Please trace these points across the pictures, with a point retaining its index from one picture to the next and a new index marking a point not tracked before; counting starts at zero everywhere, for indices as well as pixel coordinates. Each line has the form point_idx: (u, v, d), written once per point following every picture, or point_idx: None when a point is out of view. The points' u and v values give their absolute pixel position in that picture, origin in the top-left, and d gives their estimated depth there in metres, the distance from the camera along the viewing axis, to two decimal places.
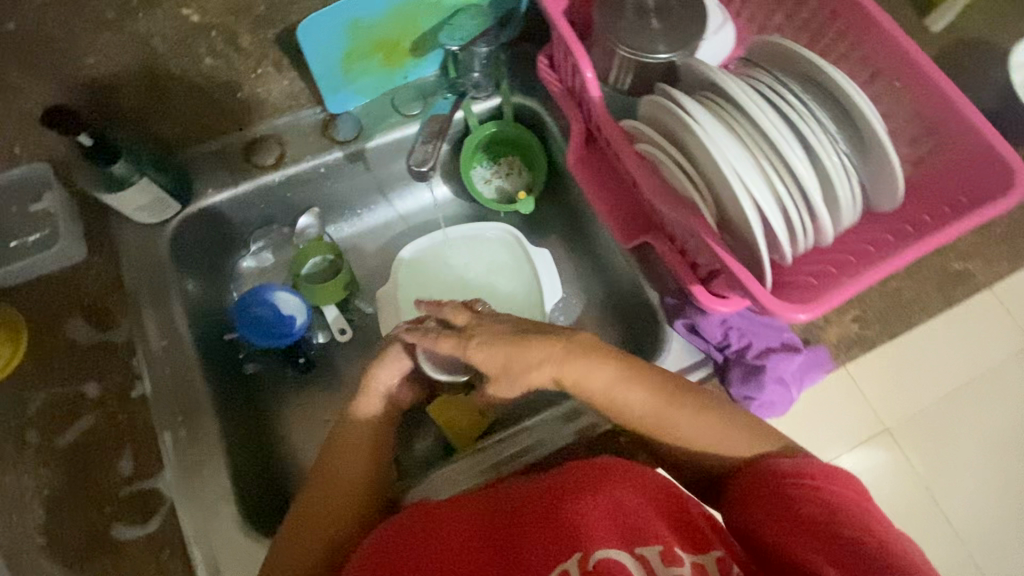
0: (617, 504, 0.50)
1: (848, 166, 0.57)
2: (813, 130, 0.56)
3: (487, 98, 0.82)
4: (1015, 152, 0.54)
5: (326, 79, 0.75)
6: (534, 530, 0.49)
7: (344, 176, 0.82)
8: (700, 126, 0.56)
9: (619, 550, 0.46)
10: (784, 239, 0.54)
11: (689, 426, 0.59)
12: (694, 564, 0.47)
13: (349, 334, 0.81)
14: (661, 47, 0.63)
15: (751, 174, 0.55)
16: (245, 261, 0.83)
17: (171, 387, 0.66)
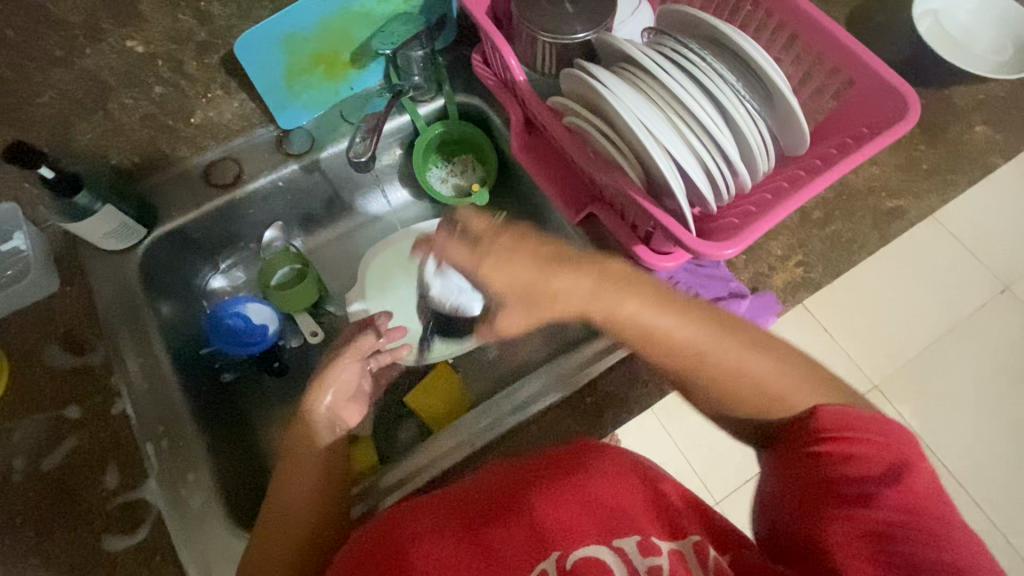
0: (595, 494, 0.50)
1: (755, 114, 0.62)
2: (719, 85, 0.61)
3: (431, 100, 0.87)
4: (902, 79, 0.60)
5: (274, 96, 0.79)
6: (511, 526, 0.48)
7: (303, 188, 0.86)
8: (614, 95, 0.60)
9: (597, 546, 0.46)
10: (702, 187, 0.59)
11: (736, 366, 0.54)
12: (672, 551, 0.47)
13: (321, 336, 0.84)
14: (578, 27, 0.68)
15: (664, 133, 0.60)
16: (217, 281, 0.86)
17: (151, 401, 0.69)
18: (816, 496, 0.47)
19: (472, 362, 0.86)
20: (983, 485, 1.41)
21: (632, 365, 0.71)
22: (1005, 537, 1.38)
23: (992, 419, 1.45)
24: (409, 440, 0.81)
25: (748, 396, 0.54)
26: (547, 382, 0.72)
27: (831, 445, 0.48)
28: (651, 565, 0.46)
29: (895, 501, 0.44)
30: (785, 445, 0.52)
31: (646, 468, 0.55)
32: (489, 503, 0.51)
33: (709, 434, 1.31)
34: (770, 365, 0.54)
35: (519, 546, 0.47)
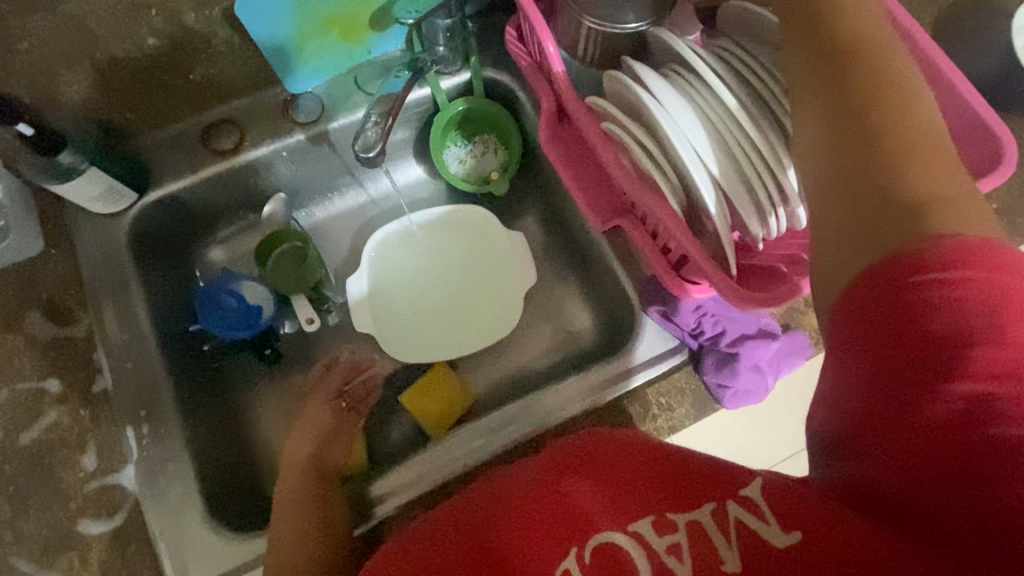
0: (598, 477, 0.45)
1: None
2: (782, 105, 0.54)
3: (455, 74, 0.79)
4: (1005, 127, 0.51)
5: (279, 58, 0.72)
6: (514, 520, 0.44)
7: (307, 159, 0.79)
8: (660, 104, 0.54)
9: (612, 532, 0.42)
10: (747, 222, 0.52)
11: (877, 109, 0.38)
12: (690, 525, 0.41)
13: (317, 324, 0.77)
14: (631, 16, 0.60)
15: (711, 155, 0.53)
16: (216, 251, 0.82)
17: (135, 380, 0.66)
18: (889, 388, 0.35)
19: (474, 363, 0.82)
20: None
21: (643, 397, 0.66)
22: None
23: None
24: (400, 439, 0.78)
25: (865, 147, 0.38)
26: (555, 394, 0.68)
27: (924, 302, 0.34)
28: (671, 544, 0.41)
29: (999, 377, 0.32)
30: (855, 313, 0.36)
31: (647, 440, 0.48)
32: (487, 494, 0.47)
33: None
34: (916, 142, 0.37)
35: (526, 533, 0.43)
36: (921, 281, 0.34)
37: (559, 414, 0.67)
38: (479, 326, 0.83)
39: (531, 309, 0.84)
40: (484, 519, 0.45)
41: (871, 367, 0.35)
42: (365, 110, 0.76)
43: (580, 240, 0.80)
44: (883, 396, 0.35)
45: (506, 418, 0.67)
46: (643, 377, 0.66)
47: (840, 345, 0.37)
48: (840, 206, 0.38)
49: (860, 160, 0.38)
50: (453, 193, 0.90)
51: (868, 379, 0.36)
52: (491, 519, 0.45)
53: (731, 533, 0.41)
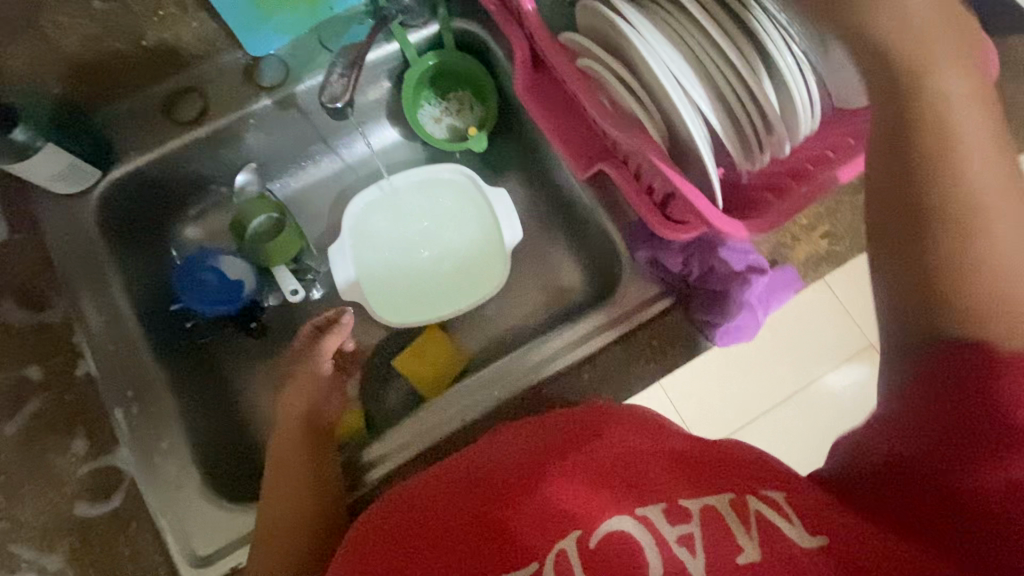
0: (607, 463, 0.43)
1: (803, 65, 0.51)
2: (764, 23, 0.51)
3: (424, 26, 0.76)
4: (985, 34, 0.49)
5: (239, 17, 0.70)
6: (514, 498, 0.42)
7: (277, 126, 0.76)
8: (634, 29, 0.52)
9: (620, 518, 0.40)
10: (736, 152, 0.52)
11: (968, 230, 0.35)
12: (704, 510, 0.40)
13: (302, 296, 0.77)
14: None
15: (691, 79, 0.51)
16: (190, 230, 0.79)
17: (118, 361, 0.64)
18: (950, 457, 0.36)
19: (465, 324, 0.82)
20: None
21: (635, 341, 0.66)
22: None
23: None
24: (396, 404, 0.77)
25: (934, 244, 0.36)
26: (545, 344, 0.68)
27: (1009, 391, 0.34)
28: (682, 534, 0.39)
29: None
30: (926, 370, 0.37)
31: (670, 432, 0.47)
32: (487, 469, 0.46)
33: (702, 388, 1.29)
34: (996, 279, 0.35)
35: (525, 521, 0.41)
36: (992, 373, 0.34)
37: (550, 364, 0.67)
38: (468, 287, 0.81)
39: (518, 266, 0.83)
40: (487, 496, 0.43)
41: (930, 427, 0.37)
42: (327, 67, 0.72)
43: (566, 192, 0.78)
44: (954, 464, 0.36)
45: (496, 372, 0.67)
46: (635, 321, 0.66)
47: (915, 389, 0.37)
48: (891, 283, 0.38)
49: (931, 269, 0.36)
50: (431, 154, 0.88)
51: (931, 441, 0.37)
52: (493, 499, 0.43)
53: (750, 521, 0.39)
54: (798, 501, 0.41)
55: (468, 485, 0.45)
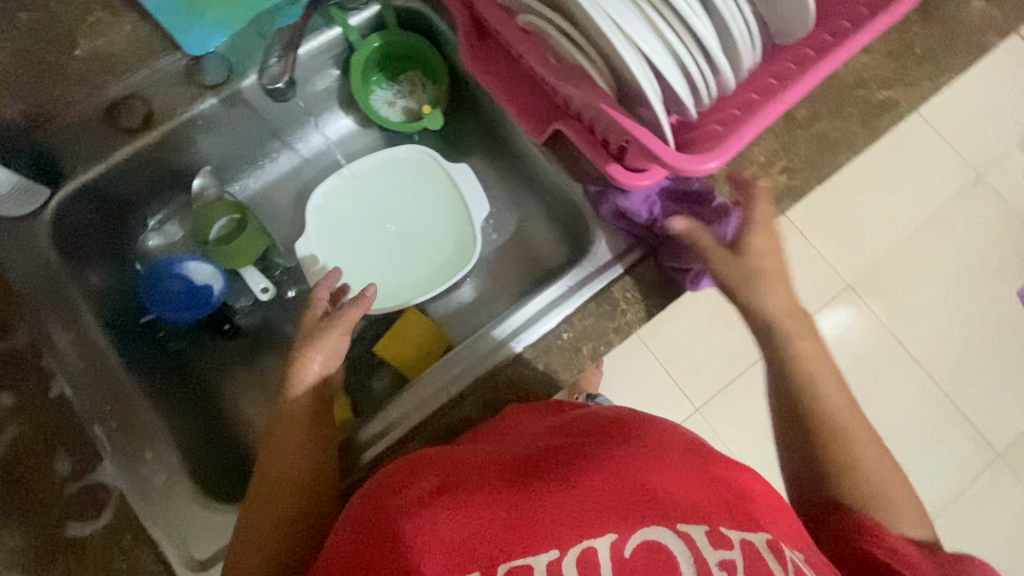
0: (655, 475, 0.42)
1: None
2: None
3: (364, 8, 0.76)
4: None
5: (176, 17, 0.69)
6: (548, 488, 0.41)
7: (228, 125, 0.75)
8: None
9: (659, 528, 0.39)
10: (686, 98, 0.51)
11: (834, 436, 0.54)
12: (745, 544, 0.39)
13: (272, 293, 0.76)
14: None
15: (633, 23, 0.49)
16: (152, 239, 0.78)
17: (92, 378, 0.64)
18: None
19: (443, 303, 0.82)
20: (928, 359, 1.67)
21: (610, 295, 0.67)
22: (960, 413, 1.65)
23: (954, 311, 1.70)
24: (384, 389, 0.77)
25: (814, 438, 0.55)
26: (522, 310, 0.68)
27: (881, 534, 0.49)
28: (724, 559, 0.38)
29: None
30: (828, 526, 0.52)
31: (712, 453, 0.47)
32: (518, 460, 0.45)
33: (687, 346, 1.32)
34: (854, 466, 0.53)
35: (560, 509, 0.39)
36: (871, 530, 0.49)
37: (529, 330, 0.66)
38: (442, 265, 0.81)
39: (490, 240, 0.84)
40: (517, 482, 0.42)
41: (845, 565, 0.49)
42: (264, 53, 0.69)
43: (527, 159, 0.79)
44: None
45: (475, 343, 0.67)
46: (607, 278, 0.67)
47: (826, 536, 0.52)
48: (801, 473, 0.56)
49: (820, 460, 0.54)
50: (391, 139, 0.88)
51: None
52: (525, 484, 0.42)
53: (789, 565, 0.39)
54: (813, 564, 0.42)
55: (497, 471, 0.44)
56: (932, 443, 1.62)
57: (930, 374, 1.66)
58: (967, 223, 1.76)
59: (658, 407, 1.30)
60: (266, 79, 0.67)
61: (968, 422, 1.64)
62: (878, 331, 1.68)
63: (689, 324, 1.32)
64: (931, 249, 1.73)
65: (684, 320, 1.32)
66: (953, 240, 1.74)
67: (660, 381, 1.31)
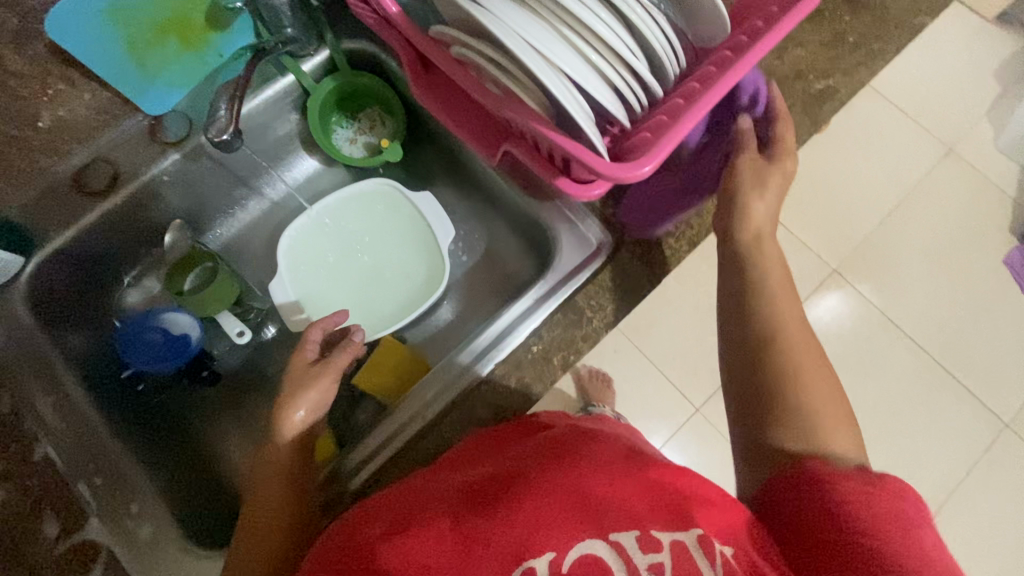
0: (589, 489, 0.46)
1: (652, 11, 0.53)
2: None
3: (315, 55, 0.79)
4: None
5: (128, 80, 0.71)
6: (490, 517, 0.44)
7: (194, 178, 0.78)
8: (486, 11, 0.49)
9: (594, 542, 0.42)
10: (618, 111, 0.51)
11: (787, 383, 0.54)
12: (674, 544, 0.43)
13: (249, 337, 0.77)
14: None
15: (551, 45, 0.49)
16: (131, 295, 0.80)
17: (74, 439, 0.64)
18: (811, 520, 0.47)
19: (419, 329, 0.84)
20: (924, 336, 1.67)
21: (575, 304, 0.68)
22: (966, 389, 1.64)
23: (943, 284, 1.71)
24: (369, 417, 0.78)
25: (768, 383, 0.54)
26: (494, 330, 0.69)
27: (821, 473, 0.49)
28: (653, 562, 0.42)
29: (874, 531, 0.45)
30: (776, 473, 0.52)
31: (643, 461, 0.51)
32: (466, 491, 0.48)
33: (679, 347, 1.32)
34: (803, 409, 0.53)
35: (502, 535, 0.43)
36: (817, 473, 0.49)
37: (498, 351, 0.68)
38: (412, 291, 0.83)
39: (460, 261, 0.86)
40: (464, 513, 0.45)
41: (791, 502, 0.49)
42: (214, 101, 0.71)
43: (489, 182, 0.81)
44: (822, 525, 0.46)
45: (444, 368, 0.68)
46: (570, 288, 0.68)
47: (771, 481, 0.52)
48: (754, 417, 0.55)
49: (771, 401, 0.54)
50: (357, 175, 0.90)
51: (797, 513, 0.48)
52: (470, 516, 0.44)
53: (711, 560, 0.42)
54: (740, 557, 0.44)
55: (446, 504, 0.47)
56: (937, 419, 1.61)
57: (926, 350, 1.66)
58: (945, 197, 1.78)
59: (656, 411, 1.30)
60: (212, 131, 0.67)
61: (971, 394, 1.63)
62: (869, 313, 1.68)
63: (679, 325, 1.32)
64: (911, 227, 1.75)
65: (673, 322, 1.33)
66: (932, 216, 1.76)
67: (656, 385, 1.31)
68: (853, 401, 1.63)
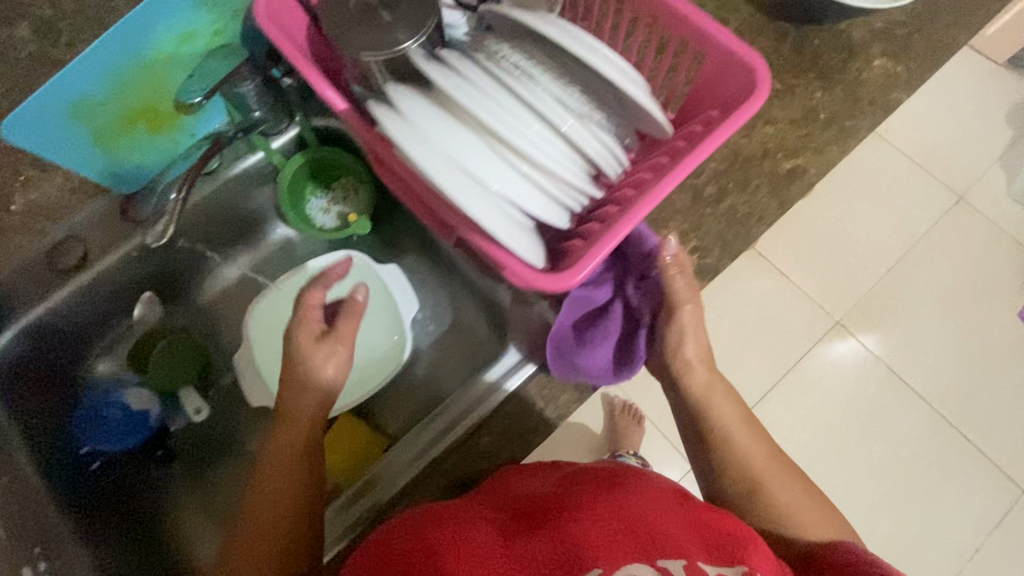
0: (640, 517, 0.47)
1: (584, 114, 0.53)
2: (537, 88, 0.51)
3: (284, 131, 0.80)
4: (737, 38, 0.53)
5: (99, 168, 0.69)
6: (543, 536, 0.46)
7: (165, 253, 0.79)
8: (416, 128, 0.48)
9: (638, 565, 0.43)
10: (552, 219, 0.52)
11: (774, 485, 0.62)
12: None
13: (206, 413, 0.80)
14: (401, 36, 0.59)
15: (482, 163, 0.49)
16: (100, 365, 0.81)
17: (21, 520, 0.63)
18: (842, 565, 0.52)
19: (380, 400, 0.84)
20: (933, 394, 1.60)
21: None
22: (981, 452, 1.56)
23: (954, 338, 1.64)
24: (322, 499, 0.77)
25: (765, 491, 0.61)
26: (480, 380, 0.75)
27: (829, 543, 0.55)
28: None
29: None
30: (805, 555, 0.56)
31: (702, 505, 0.51)
32: (524, 515, 0.50)
33: None
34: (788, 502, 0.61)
35: (551, 555, 0.44)
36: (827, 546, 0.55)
37: (489, 398, 0.74)
38: (374, 364, 0.83)
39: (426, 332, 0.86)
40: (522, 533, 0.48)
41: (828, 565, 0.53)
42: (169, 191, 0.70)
43: (454, 257, 0.82)
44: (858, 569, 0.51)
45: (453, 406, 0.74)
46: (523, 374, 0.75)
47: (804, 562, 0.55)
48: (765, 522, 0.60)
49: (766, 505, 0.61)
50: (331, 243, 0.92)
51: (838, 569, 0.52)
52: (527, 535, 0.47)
53: None
54: None
55: (504, 525, 0.50)
56: (950, 484, 1.53)
57: (938, 408, 1.59)
58: (956, 246, 1.72)
59: None
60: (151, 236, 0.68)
61: (987, 457, 1.55)
62: (876, 367, 1.62)
63: None
64: (921, 277, 1.69)
65: None
66: (943, 265, 1.70)
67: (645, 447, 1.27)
68: (862, 463, 1.55)
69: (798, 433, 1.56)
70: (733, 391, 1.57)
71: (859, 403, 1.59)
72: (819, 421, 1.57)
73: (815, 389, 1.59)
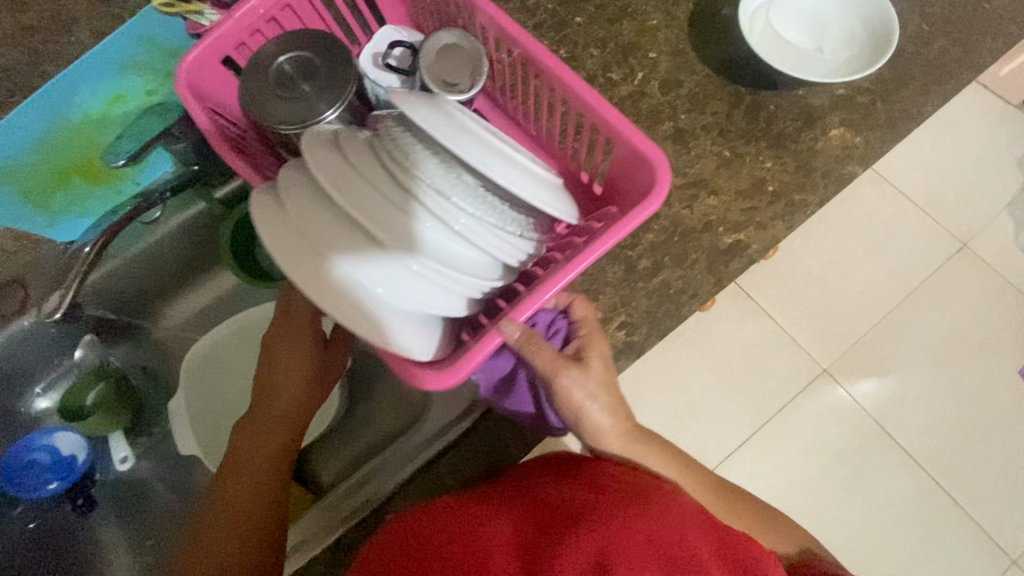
0: (660, 528, 0.49)
1: (481, 209, 0.51)
2: (428, 184, 0.49)
3: (227, 182, 0.79)
4: (644, 135, 0.53)
5: (38, 222, 0.71)
6: (570, 535, 0.47)
7: (105, 298, 0.79)
8: (296, 226, 0.49)
9: None
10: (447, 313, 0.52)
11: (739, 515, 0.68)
12: None
13: (132, 461, 0.81)
14: (323, 106, 0.60)
15: (365, 265, 0.48)
16: (41, 400, 0.82)
17: None
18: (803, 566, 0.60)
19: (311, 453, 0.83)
20: (922, 452, 1.53)
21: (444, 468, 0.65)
22: (970, 516, 1.49)
23: (949, 394, 1.57)
24: None
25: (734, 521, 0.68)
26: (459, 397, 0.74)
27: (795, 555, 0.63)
28: None
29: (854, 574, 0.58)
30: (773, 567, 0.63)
31: (713, 522, 0.54)
32: (547, 510, 0.52)
33: None
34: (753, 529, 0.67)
35: (580, 555, 0.46)
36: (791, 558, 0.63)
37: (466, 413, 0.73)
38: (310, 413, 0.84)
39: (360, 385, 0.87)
40: (550, 528, 0.49)
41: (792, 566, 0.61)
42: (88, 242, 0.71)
43: None
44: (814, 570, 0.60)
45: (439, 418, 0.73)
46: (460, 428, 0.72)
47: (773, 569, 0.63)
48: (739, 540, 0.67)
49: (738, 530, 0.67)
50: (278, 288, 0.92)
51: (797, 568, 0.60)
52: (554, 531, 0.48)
53: None
54: None
55: (528, 519, 0.51)
56: (935, 549, 1.47)
57: (926, 467, 1.52)
58: (957, 298, 1.64)
59: None
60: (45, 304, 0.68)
61: (975, 521, 1.49)
62: (862, 420, 1.55)
63: None
64: (916, 327, 1.62)
65: None
66: (941, 315, 1.62)
67: None
68: (842, 521, 1.48)
69: (776, 484, 1.50)
70: (709, 435, 1.52)
71: (842, 458, 1.53)
72: (798, 474, 1.51)
73: (796, 439, 1.53)
